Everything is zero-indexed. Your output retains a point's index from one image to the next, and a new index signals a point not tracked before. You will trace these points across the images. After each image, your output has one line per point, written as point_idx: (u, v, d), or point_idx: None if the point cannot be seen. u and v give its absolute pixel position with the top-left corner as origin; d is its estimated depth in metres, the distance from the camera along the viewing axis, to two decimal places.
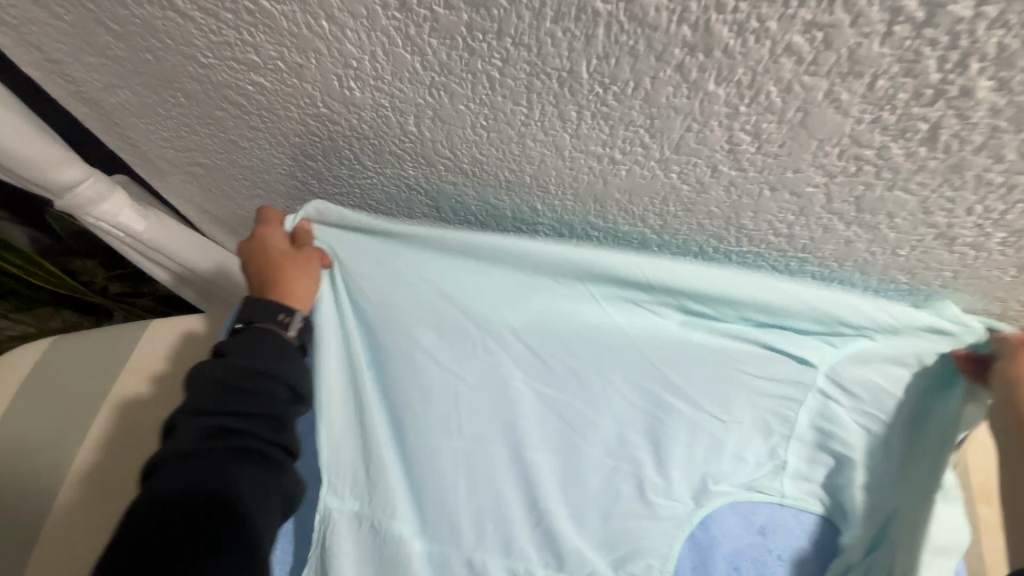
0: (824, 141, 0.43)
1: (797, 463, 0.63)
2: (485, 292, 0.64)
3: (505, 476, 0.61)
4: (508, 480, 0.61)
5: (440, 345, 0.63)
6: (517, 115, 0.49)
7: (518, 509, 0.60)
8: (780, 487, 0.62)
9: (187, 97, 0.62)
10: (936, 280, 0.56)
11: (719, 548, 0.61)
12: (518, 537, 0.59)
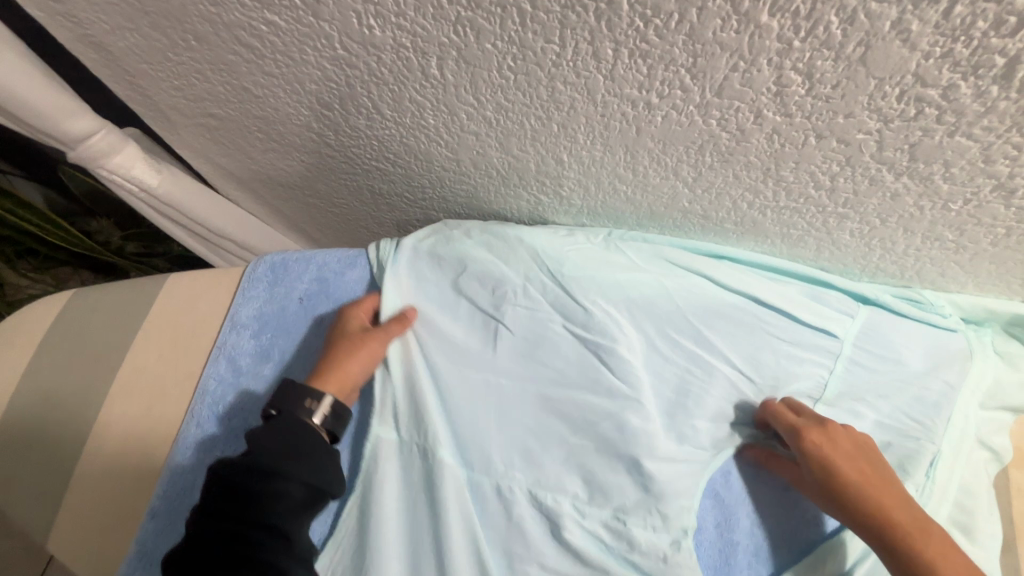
0: (883, 80, 0.40)
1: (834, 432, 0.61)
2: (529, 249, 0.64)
3: (540, 442, 0.59)
4: (548, 427, 0.60)
5: (483, 298, 0.63)
6: (549, 54, 0.46)
7: (555, 454, 0.59)
8: None
9: (199, 41, 0.59)
10: (985, 237, 0.53)
11: (740, 506, 0.61)
12: (555, 480, 0.58)
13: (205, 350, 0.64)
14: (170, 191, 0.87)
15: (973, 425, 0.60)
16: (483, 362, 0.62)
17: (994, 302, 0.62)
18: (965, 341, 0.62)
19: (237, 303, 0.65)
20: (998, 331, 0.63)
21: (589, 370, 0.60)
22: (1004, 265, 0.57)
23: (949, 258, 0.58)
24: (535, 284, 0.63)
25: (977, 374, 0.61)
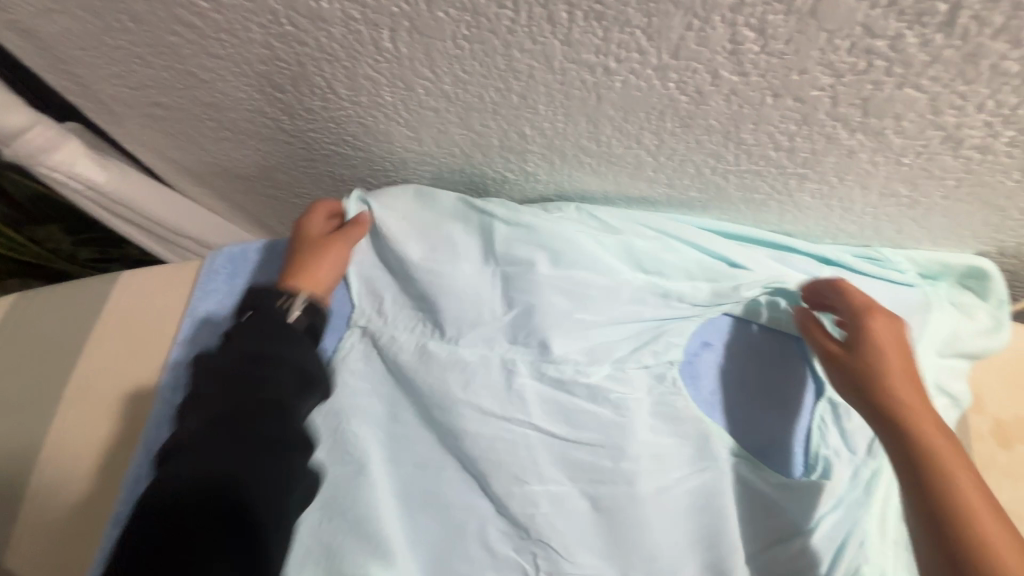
0: (833, 33, 0.40)
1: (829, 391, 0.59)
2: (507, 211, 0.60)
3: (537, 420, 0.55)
4: (542, 400, 0.55)
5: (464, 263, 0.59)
6: (503, 20, 0.45)
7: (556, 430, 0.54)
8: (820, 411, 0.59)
9: (136, 22, 0.56)
10: (937, 190, 0.55)
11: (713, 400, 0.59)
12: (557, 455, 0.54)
13: (163, 348, 0.61)
14: (119, 189, 0.83)
15: (931, 372, 0.60)
16: (465, 344, 0.57)
17: (949, 255, 0.64)
18: (921, 294, 0.64)
19: (196, 296, 0.62)
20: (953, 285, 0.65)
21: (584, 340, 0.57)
22: (956, 217, 0.59)
23: (905, 213, 0.60)
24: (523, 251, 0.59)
25: (933, 325, 0.62)
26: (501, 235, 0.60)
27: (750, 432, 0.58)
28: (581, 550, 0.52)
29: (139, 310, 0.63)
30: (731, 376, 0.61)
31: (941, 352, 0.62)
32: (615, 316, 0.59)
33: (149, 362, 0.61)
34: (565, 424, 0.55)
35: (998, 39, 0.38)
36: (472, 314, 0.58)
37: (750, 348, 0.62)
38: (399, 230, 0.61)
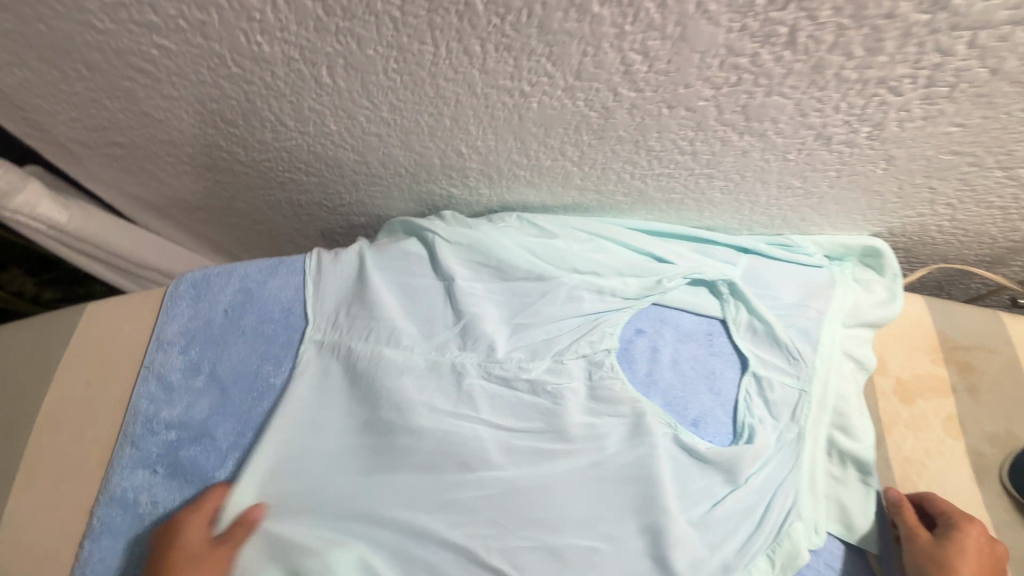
0: (703, 54, 0.47)
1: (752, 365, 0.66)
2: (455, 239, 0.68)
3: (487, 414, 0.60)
4: (491, 398, 0.61)
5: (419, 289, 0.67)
6: (425, 54, 0.51)
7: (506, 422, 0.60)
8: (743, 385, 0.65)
9: (90, 69, 0.60)
10: (824, 180, 0.63)
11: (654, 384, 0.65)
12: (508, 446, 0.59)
13: (130, 375, 0.64)
14: (81, 226, 0.86)
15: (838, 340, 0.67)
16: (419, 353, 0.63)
17: (847, 237, 0.72)
18: (827, 273, 0.71)
19: (162, 321, 0.66)
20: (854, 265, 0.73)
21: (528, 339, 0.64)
22: (846, 203, 0.66)
23: (804, 202, 0.67)
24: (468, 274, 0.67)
25: (837, 299, 0.69)
26: (446, 255, 0.68)
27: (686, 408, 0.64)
28: (525, 524, 0.56)
29: (106, 337, 0.66)
30: (666, 360, 0.66)
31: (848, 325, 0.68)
32: (551, 315, 0.65)
33: (118, 385, 0.64)
34: (512, 419, 0.60)
35: (834, 53, 0.46)
36: (424, 329, 0.64)
37: (683, 336, 0.68)
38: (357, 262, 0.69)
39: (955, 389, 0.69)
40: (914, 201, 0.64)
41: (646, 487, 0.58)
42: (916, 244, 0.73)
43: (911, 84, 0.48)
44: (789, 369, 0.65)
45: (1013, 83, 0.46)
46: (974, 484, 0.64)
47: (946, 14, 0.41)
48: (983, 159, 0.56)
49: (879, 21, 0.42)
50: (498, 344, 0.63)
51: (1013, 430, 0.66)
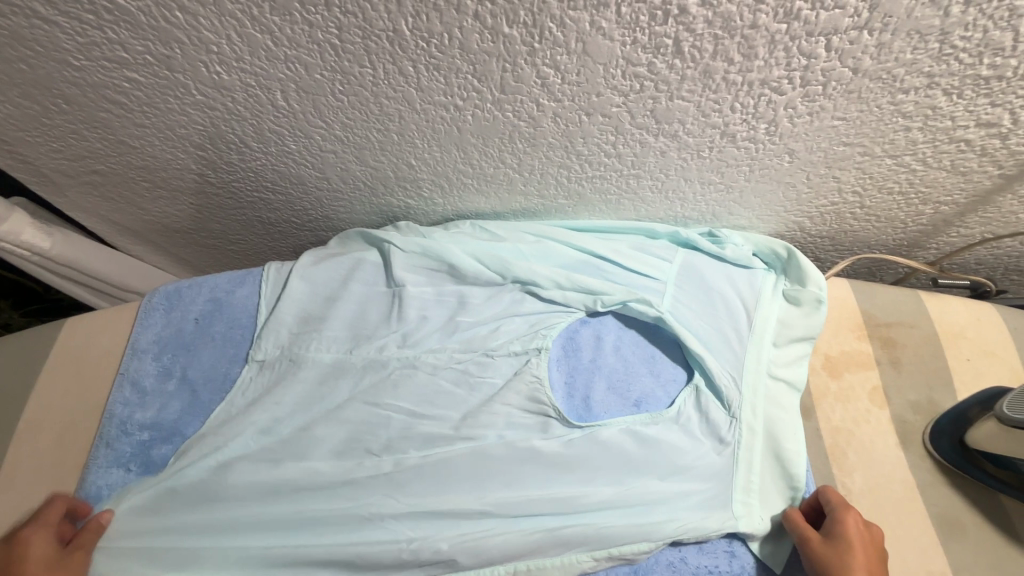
0: (607, 65, 0.54)
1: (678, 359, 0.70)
2: (409, 246, 0.74)
3: (436, 405, 0.66)
4: (439, 390, 0.66)
5: (376, 295, 0.73)
6: (366, 76, 0.58)
7: (453, 414, 0.65)
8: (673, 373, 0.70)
9: (69, 103, 0.66)
10: (740, 175, 0.69)
11: (598, 371, 0.70)
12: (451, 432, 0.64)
13: (108, 381, 0.69)
14: (65, 252, 0.91)
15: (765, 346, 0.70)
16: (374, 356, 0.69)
17: (769, 240, 0.76)
18: (757, 281, 0.74)
19: (137, 330, 0.71)
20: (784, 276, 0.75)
21: (475, 335, 0.70)
22: (765, 196, 0.73)
23: (727, 198, 0.74)
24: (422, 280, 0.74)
25: (763, 312, 0.72)
26: (399, 263, 0.74)
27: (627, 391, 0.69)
28: (427, 493, 0.60)
29: (85, 347, 0.71)
30: (611, 347, 0.72)
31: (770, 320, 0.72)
32: (495, 313, 0.72)
33: (96, 391, 0.68)
34: (458, 407, 0.66)
35: (717, 60, 0.52)
36: (380, 330, 0.70)
37: (624, 326, 0.73)
38: (315, 271, 0.74)
39: (879, 362, 0.74)
40: (823, 190, 0.71)
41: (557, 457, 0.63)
42: (837, 232, 0.79)
43: (790, 84, 0.55)
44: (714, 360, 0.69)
45: (874, 79, 0.53)
46: (899, 449, 0.69)
47: (800, 23, 0.48)
48: (871, 149, 0.63)
49: (747, 31, 0.49)
50: (448, 340, 0.70)
51: (933, 398, 0.72)
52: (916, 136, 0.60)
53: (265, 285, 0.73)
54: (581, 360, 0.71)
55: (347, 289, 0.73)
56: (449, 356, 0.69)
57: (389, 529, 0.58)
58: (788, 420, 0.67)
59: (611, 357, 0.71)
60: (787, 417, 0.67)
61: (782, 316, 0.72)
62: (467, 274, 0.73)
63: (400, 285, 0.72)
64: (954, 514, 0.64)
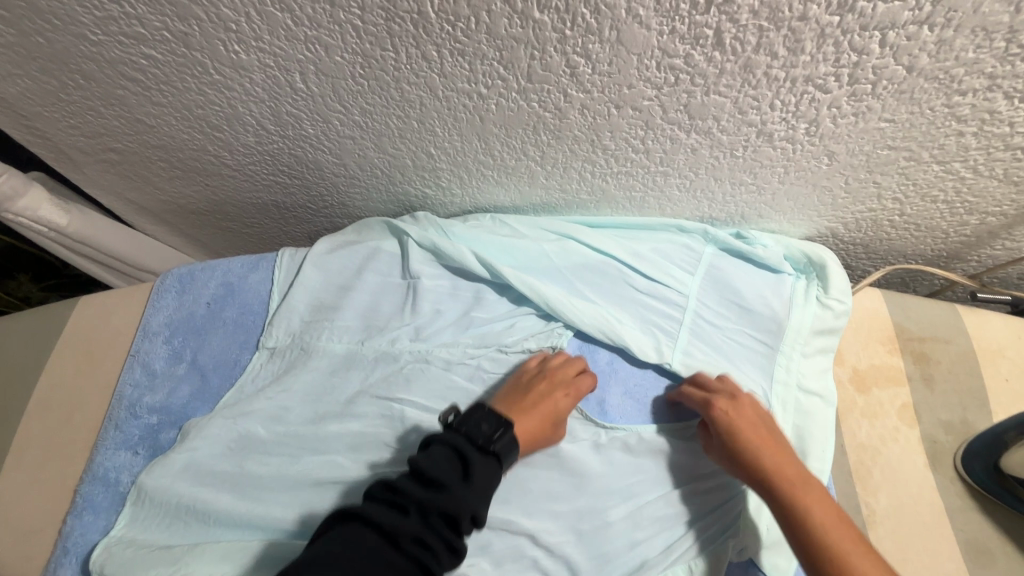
0: (641, 56, 0.51)
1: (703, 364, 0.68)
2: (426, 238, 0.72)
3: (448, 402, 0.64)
4: (453, 388, 0.65)
5: (390, 286, 0.71)
6: (388, 60, 0.56)
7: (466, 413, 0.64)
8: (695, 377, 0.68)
9: (87, 79, 0.65)
10: (773, 177, 0.66)
11: (617, 374, 0.68)
12: None
13: (117, 363, 0.68)
14: (82, 229, 0.91)
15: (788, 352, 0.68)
16: (386, 350, 0.67)
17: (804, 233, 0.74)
18: (785, 293, 0.71)
19: (149, 312, 0.70)
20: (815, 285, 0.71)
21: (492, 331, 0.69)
22: (798, 199, 0.69)
23: (758, 199, 0.70)
24: (438, 273, 0.72)
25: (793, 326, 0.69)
26: (418, 258, 0.72)
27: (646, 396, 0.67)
28: None
29: (98, 326, 0.70)
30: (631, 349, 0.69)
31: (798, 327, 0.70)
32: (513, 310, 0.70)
33: (105, 372, 0.68)
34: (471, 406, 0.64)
35: (760, 53, 0.49)
36: (392, 323, 0.69)
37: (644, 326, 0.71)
38: (328, 260, 0.73)
39: (911, 378, 0.70)
40: (862, 196, 0.67)
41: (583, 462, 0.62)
42: (872, 240, 0.76)
43: (836, 82, 0.51)
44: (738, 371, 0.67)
45: (929, 79, 0.50)
46: (928, 470, 0.66)
47: (854, 16, 0.45)
48: (917, 154, 0.59)
49: (794, 23, 0.46)
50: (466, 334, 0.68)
51: (966, 418, 0.68)
52: (969, 141, 0.56)
53: (278, 272, 0.72)
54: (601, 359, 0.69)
55: (359, 278, 0.71)
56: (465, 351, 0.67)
57: None
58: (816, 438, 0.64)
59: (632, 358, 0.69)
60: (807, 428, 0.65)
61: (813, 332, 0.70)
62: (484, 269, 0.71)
63: (416, 278, 0.71)
64: (984, 541, 0.61)
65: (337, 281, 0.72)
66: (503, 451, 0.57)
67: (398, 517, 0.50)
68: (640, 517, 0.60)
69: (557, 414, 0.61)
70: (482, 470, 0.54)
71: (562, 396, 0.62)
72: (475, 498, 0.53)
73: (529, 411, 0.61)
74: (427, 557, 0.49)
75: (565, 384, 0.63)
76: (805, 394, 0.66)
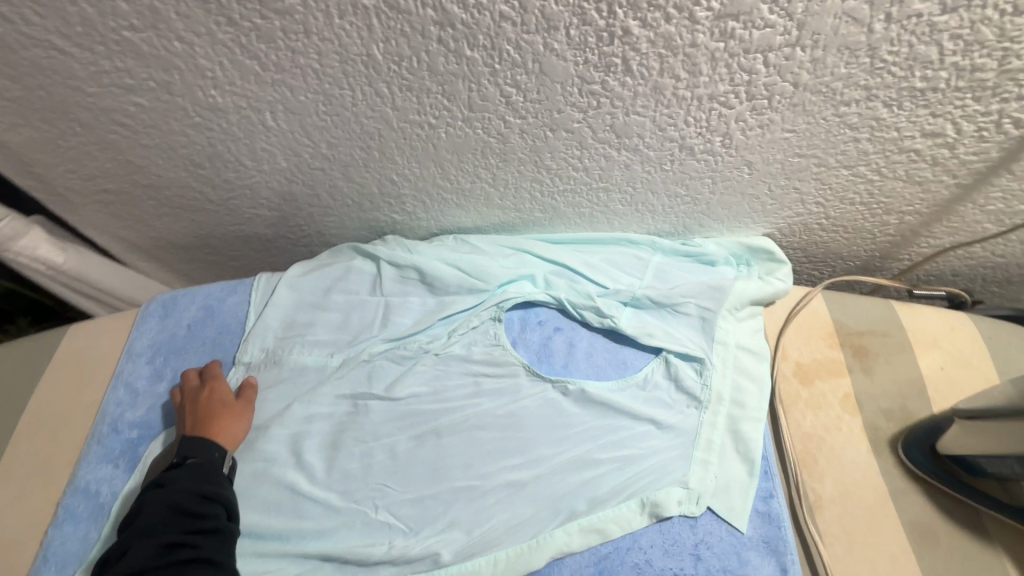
0: (564, 84, 0.58)
1: (652, 368, 0.73)
2: (395, 255, 0.78)
3: (414, 407, 0.69)
4: (419, 393, 0.70)
5: (358, 301, 0.76)
6: (346, 97, 0.63)
7: (429, 416, 0.69)
8: (644, 375, 0.72)
9: (83, 126, 0.73)
10: (704, 188, 0.72)
11: (572, 375, 0.73)
12: (427, 433, 0.68)
13: (101, 385, 0.72)
14: (78, 269, 0.98)
15: (731, 336, 0.74)
16: (357, 362, 0.72)
17: (744, 235, 0.80)
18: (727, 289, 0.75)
19: (134, 335, 0.75)
20: (751, 279, 0.77)
21: (455, 341, 0.74)
22: (731, 207, 0.76)
23: (695, 210, 0.77)
24: (406, 289, 0.77)
25: (730, 325, 0.75)
26: (388, 275, 0.78)
27: (596, 393, 0.71)
28: (409, 483, 0.64)
29: (88, 350, 0.75)
30: (582, 353, 0.74)
31: (739, 325, 0.76)
32: (476, 325, 0.75)
33: (91, 391, 0.72)
34: (436, 402, 0.70)
35: (665, 76, 0.57)
36: (361, 335, 0.74)
37: (599, 332, 0.76)
38: (302, 281, 0.78)
39: (851, 369, 0.74)
40: (787, 201, 0.73)
41: (544, 453, 0.67)
42: (808, 244, 0.82)
43: (737, 99, 0.58)
44: (688, 371, 0.72)
45: (814, 93, 0.57)
46: (872, 454, 0.68)
47: (736, 41, 0.52)
48: (824, 160, 0.66)
49: (688, 49, 0.54)
50: (433, 344, 0.74)
51: (906, 406, 0.72)
52: (865, 146, 0.63)
53: (254, 295, 0.78)
54: (558, 361, 0.74)
55: (329, 297, 0.77)
56: (433, 361, 0.73)
57: (365, 516, 0.62)
58: (753, 422, 0.69)
59: (585, 360, 0.74)
60: (753, 421, 0.69)
61: (749, 330, 0.76)
62: (448, 283, 0.77)
63: (385, 294, 0.77)
64: (930, 524, 0.64)
65: (310, 300, 0.77)
66: (198, 451, 0.62)
67: (130, 549, 0.55)
68: (593, 498, 0.64)
69: (224, 407, 0.67)
70: (185, 471, 0.60)
71: (207, 394, 0.67)
72: (191, 486, 0.58)
73: (216, 418, 0.65)
74: (186, 539, 0.55)
75: (201, 389, 0.68)
76: (745, 381, 0.71)
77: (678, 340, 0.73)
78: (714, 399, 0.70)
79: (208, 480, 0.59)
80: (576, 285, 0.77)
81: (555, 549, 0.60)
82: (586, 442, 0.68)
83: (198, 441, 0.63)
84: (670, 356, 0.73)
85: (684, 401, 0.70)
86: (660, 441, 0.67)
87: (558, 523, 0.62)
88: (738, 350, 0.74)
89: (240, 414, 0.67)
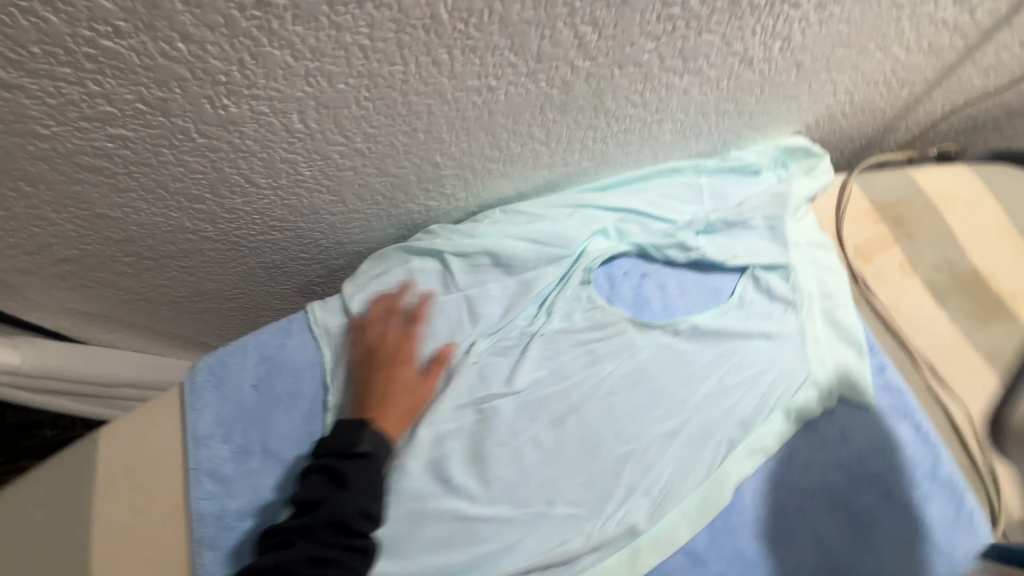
0: (644, 12, 0.54)
1: (743, 287, 0.74)
2: (456, 244, 0.72)
3: (541, 393, 0.66)
4: (540, 378, 0.66)
5: (435, 304, 0.69)
6: (396, 75, 0.53)
7: (558, 397, 0.66)
8: (739, 294, 0.74)
9: (34, 183, 0.56)
10: (752, 99, 0.72)
11: (675, 314, 0.72)
12: (565, 415, 0.64)
13: (178, 487, 0.61)
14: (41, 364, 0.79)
15: (798, 236, 0.77)
16: (463, 368, 0.66)
17: (778, 139, 0.82)
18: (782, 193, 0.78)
19: (192, 418, 0.63)
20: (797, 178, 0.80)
21: (553, 316, 0.70)
22: (771, 113, 0.77)
23: (738, 124, 0.77)
24: (481, 277, 0.71)
25: (793, 227, 0.78)
26: (457, 268, 0.71)
27: (706, 324, 0.71)
28: (570, 469, 0.62)
29: (139, 454, 0.62)
30: (676, 291, 0.74)
31: (800, 225, 0.79)
32: (566, 293, 0.71)
33: (169, 499, 0.60)
34: (560, 382, 0.67)
35: None
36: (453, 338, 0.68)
37: (682, 267, 0.76)
38: (364, 300, 0.69)
39: (896, 238, 0.81)
40: (821, 95, 0.76)
41: (682, 396, 0.67)
42: (829, 133, 0.86)
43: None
44: (775, 279, 0.74)
45: None
46: (938, 307, 0.75)
47: None
48: (864, 46, 0.68)
49: None
50: (532, 326, 0.69)
51: (948, 257, 0.79)
52: (902, 26, 0.67)
53: (317, 330, 0.68)
54: (655, 305, 0.73)
55: (401, 309, 0.69)
56: (539, 342, 0.68)
57: (543, 516, 0.59)
58: (845, 308, 0.73)
59: (680, 297, 0.73)
60: (844, 307, 0.73)
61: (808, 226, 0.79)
62: (524, 258, 0.72)
63: (462, 289, 0.70)
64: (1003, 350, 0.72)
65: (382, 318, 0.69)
66: (379, 443, 0.58)
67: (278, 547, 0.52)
68: (743, 423, 0.65)
69: (406, 391, 0.63)
70: (355, 473, 0.56)
71: (400, 368, 0.64)
72: (357, 499, 0.54)
73: (393, 404, 0.62)
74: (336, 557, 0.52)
75: (395, 355, 0.65)
76: (824, 274, 0.76)
77: (758, 253, 0.75)
78: (806, 298, 0.73)
79: (374, 497, 0.55)
80: (646, 227, 0.76)
81: (732, 480, 0.62)
82: (716, 374, 0.68)
83: (377, 430, 0.59)
84: (756, 271, 0.74)
85: (782, 308, 0.73)
86: (779, 351, 0.70)
87: (722, 456, 0.63)
88: (808, 247, 0.77)
89: (417, 404, 0.64)
